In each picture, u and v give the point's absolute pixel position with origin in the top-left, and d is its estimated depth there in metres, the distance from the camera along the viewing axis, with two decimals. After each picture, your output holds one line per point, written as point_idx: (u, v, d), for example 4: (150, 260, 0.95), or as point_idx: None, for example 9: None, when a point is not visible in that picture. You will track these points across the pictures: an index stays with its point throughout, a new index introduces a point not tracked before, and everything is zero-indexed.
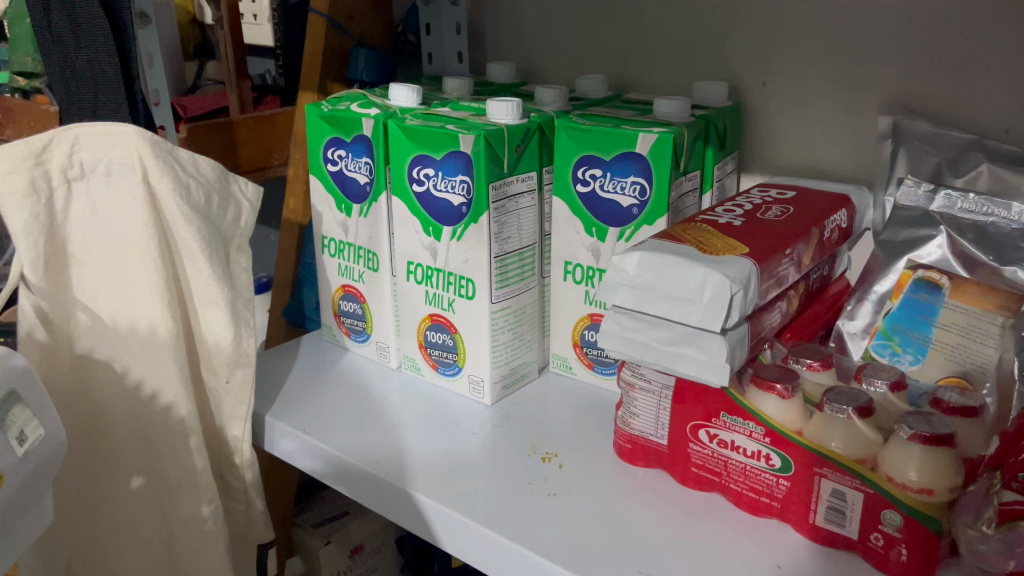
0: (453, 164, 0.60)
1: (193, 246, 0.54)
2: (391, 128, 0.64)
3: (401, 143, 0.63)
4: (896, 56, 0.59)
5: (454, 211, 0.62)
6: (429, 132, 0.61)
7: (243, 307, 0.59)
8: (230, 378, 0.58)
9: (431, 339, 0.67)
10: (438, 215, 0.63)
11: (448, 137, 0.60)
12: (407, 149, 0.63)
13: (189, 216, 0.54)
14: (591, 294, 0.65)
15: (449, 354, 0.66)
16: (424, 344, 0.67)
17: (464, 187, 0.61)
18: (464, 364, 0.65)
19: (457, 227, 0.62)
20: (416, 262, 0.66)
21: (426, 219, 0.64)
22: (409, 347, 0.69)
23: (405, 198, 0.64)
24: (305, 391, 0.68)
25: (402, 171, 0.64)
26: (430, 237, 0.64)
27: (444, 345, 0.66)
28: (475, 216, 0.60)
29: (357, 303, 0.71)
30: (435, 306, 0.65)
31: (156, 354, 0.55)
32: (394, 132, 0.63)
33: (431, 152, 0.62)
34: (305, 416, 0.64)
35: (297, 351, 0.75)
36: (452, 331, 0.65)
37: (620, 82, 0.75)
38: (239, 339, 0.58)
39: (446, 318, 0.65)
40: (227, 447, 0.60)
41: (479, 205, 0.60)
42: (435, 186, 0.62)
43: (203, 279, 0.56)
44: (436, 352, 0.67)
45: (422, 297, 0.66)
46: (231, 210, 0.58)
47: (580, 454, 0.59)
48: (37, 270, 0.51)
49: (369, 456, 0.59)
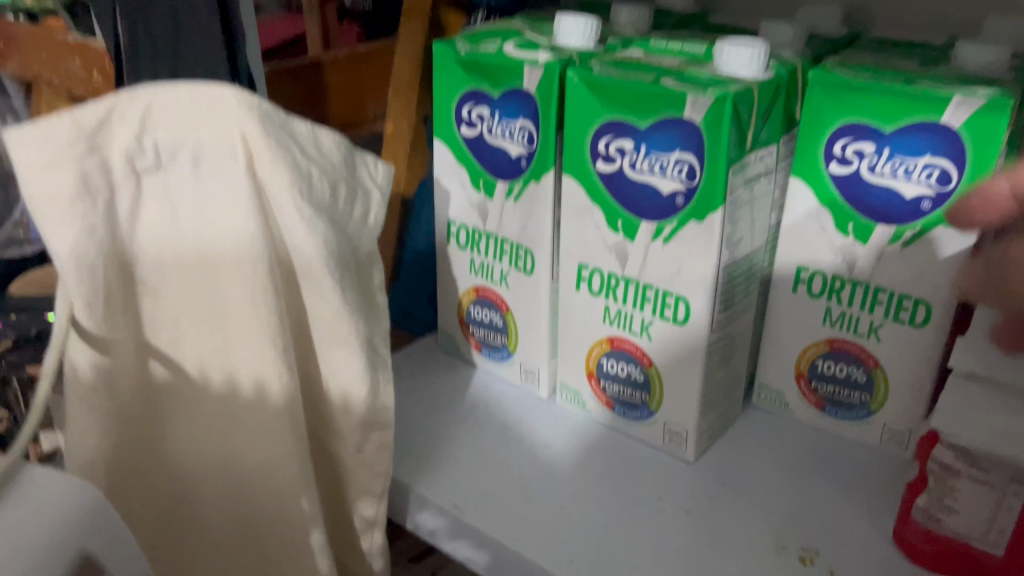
0: (670, 137, 0.42)
1: (319, 266, 0.37)
2: (570, 80, 0.44)
3: (583, 103, 0.44)
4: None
5: (663, 201, 0.43)
6: (635, 90, 0.42)
7: (381, 345, 0.41)
8: (363, 445, 0.41)
9: (608, 369, 0.50)
10: (635, 205, 0.44)
11: (667, 97, 0.41)
12: (595, 113, 0.44)
13: (313, 222, 0.37)
14: (833, 313, 0.47)
15: (638, 393, 0.49)
16: (596, 375, 0.50)
17: (683, 170, 0.42)
18: (659, 409, 0.48)
19: (665, 223, 0.43)
20: (595, 267, 0.48)
21: (614, 210, 0.45)
22: (572, 376, 0.52)
23: (586, 180, 0.46)
24: (435, 432, 0.51)
25: (583, 142, 0.45)
26: (621, 234, 0.46)
27: (630, 380, 0.49)
28: (700, 214, 0.42)
29: (496, 312, 0.54)
30: (619, 328, 0.48)
31: (266, 422, 0.38)
32: (574, 87, 0.44)
33: (633, 118, 0.42)
34: (448, 477, 0.47)
35: (414, 365, 0.58)
36: (644, 365, 0.48)
37: (849, 15, 0.55)
38: (375, 393, 0.40)
39: (633, 345, 0.48)
40: (354, 528, 0.44)
41: (709, 201, 0.41)
42: (633, 165, 0.43)
43: (329, 312, 0.38)
44: (615, 388, 0.50)
45: (598, 314, 0.49)
46: (359, 205, 0.40)
47: (842, 546, 0.42)
48: (94, 311, 0.34)
49: (552, 550, 0.42)
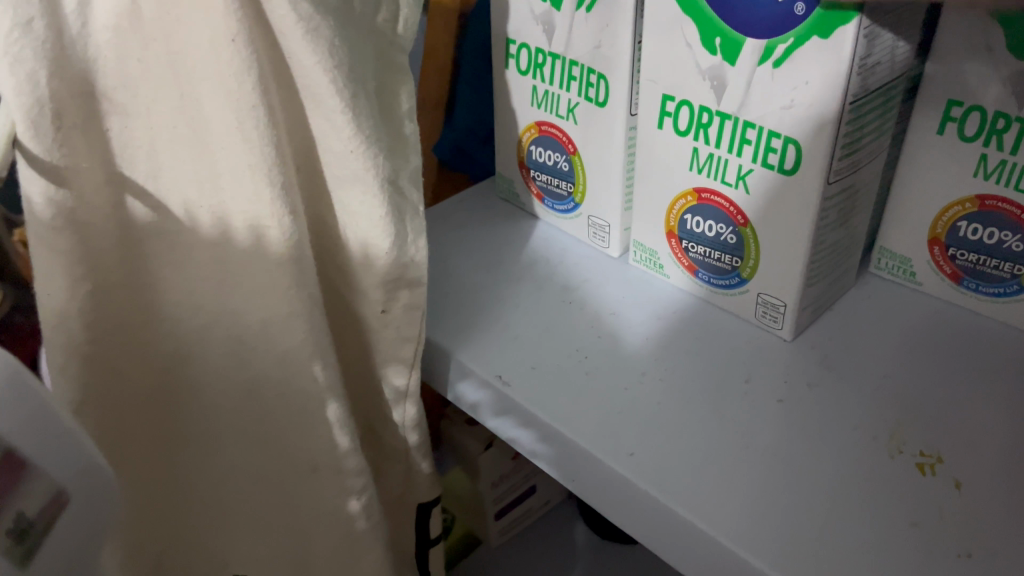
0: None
1: (323, 82, 0.29)
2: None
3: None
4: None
5: (776, 10, 0.32)
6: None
7: (409, 186, 0.34)
8: (389, 305, 0.35)
9: (691, 227, 0.41)
10: (739, 16, 0.34)
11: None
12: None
13: (316, 25, 0.28)
14: (988, 162, 0.36)
15: (727, 257, 0.40)
16: (678, 234, 0.42)
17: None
18: (752, 277, 0.40)
19: (777, 42, 0.33)
20: (683, 100, 0.38)
21: (711, 24, 0.35)
22: (648, 233, 0.43)
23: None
24: (485, 292, 0.44)
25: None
26: (717, 56, 0.35)
27: (717, 241, 0.40)
28: (826, 28, 0.31)
29: (561, 154, 0.45)
30: (709, 178, 0.39)
31: (266, 275, 0.32)
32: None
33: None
34: (496, 344, 0.41)
35: (468, 214, 0.51)
36: (738, 223, 0.39)
37: None
38: (402, 244, 0.33)
39: (724, 199, 0.38)
40: (383, 397, 0.38)
41: (844, 9, 0.30)
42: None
43: (338, 142, 0.30)
44: (699, 249, 0.41)
45: (683, 159, 0.39)
46: (380, 5, 0.32)
47: (974, 452, 0.34)
48: (42, 133, 0.27)
49: (612, 439, 0.35)
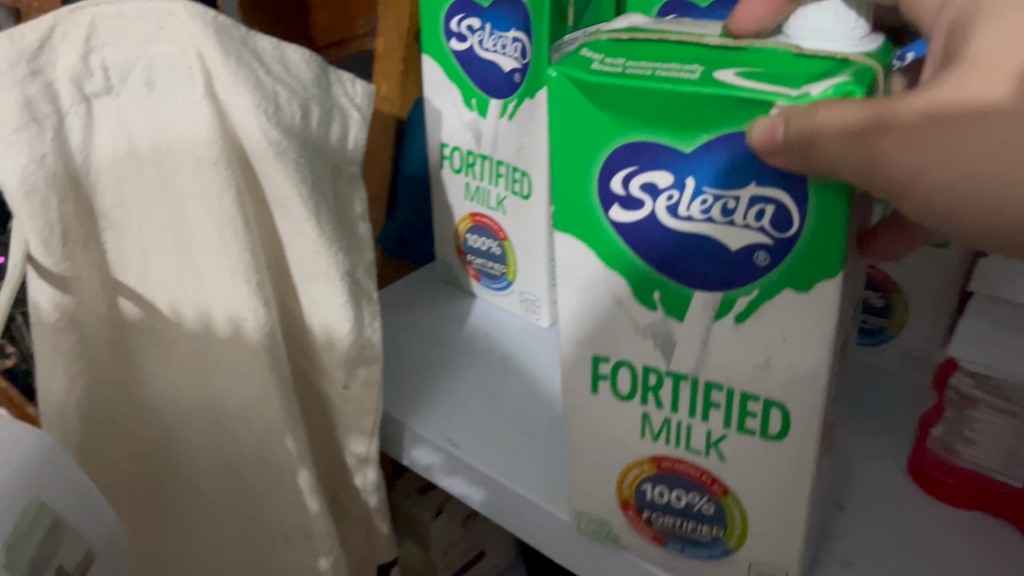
0: (739, 160, 0.24)
1: (291, 195, 0.35)
2: (564, 80, 0.26)
3: (591, 114, 0.26)
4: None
5: (733, 266, 0.25)
6: (671, 101, 0.24)
7: (364, 277, 0.39)
8: (350, 381, 0.40)
9: (650, 495, 0.32)
10: (678, 268, 0.26)
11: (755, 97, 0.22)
12: (613, 128, 0.26)
13: (284, 148, 0.34)
14: None
15: (704, 527, 0.32)
16: (635, 505, 0.33)
17: (764, 210, 0.24)
18: (741, 547, 0.31)
19: (735, 295, 0.26)
20: (621, 359, 0.30)
21: (646, 279, 0.28)
22: (596, 500, 0.34)
23: (599, 236, 0.28)
24: (432, 367, 0.49)
25: (595, 180, 0.27)
26: (659, 311, 0.28)
27: (687, 511, 0.32)
28: (802, 283, 0.25)
29: (494, 240, 0.51)
30: (667, 445, 0.31)
31: (243, 360, 0.36)
32: (571, 91, 0.26)
33: (672, 140, 0.24)
34: (445, 412, 0.46)
35: (413, 297, 0.56)
36: (713, 492, 0.31)
37: None
38: (360, 326, 0.39)
39: (692, 466, 0.31)
40: (346, 464, 0.43)
41: (830, 263, 0.24)
42: (674, 211, 0.25)
43: (304, 243, 0.36)
44: (665, 519, 0.32)
45: (631, 423, 0.31)
46: (336, 127, 0.38)
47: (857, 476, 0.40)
48: (52, 248, 0.31)
49: (552, 489, 0.40)
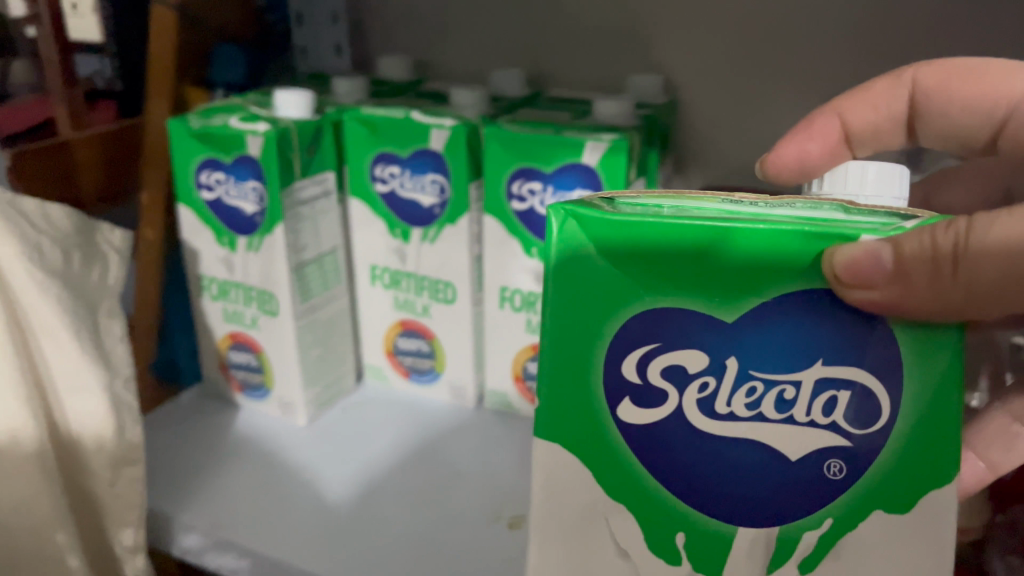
0: (785, 332, 0.29)
1: (55, 323, 0.42)
2: (576, 232, 0.29)
3: (608, 279, 0.30)
4: (857, 44, 0.55)
5: (797, 476, 0.30)
6: (717, 257, 0.29)
7: (125, 388, 0.47)
8: (116, 479, 0.46)
9: None
10: (715, 489, 0.30)
11: (801, 246, 0.28)
12: (628, 292, 0.30)
13: (47, 287, 0.42)
14: (533, 322, 0.57)
15: None
16: None
17: (836, 399, 0.29)
18: None
19: (807, 524, 0.30)
20: None
21: (675, 516, 0.31)
22: None
23: (595, 434, 0.31)
24: (201, 469, 0.56)
25: (606, 350, 0.30)
26: (684, 562, 0.31)
27: None
28: (903, 484, 0.30)
29: (252, 354, 0.60)
30: None
31: (17, 469, 0.42)
32: (587, 249, 0.29)
33: (716, 305, 0.29)
34: (214, 505, 0.53)
35: (183, 418, 0.63)
36: None
37: (534, 74, 0.66)
38: (123, 428, 0.46)
39: None
40: (117, 557, 0.48)
41: (934, 456, 0.29)
42: (713, 408, 0.30)
43: (68, 361, 0.43)
44: None
45: None
46: (97, 269, 0.47)
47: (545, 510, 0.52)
48: None
49: (302, 551, 0.49)
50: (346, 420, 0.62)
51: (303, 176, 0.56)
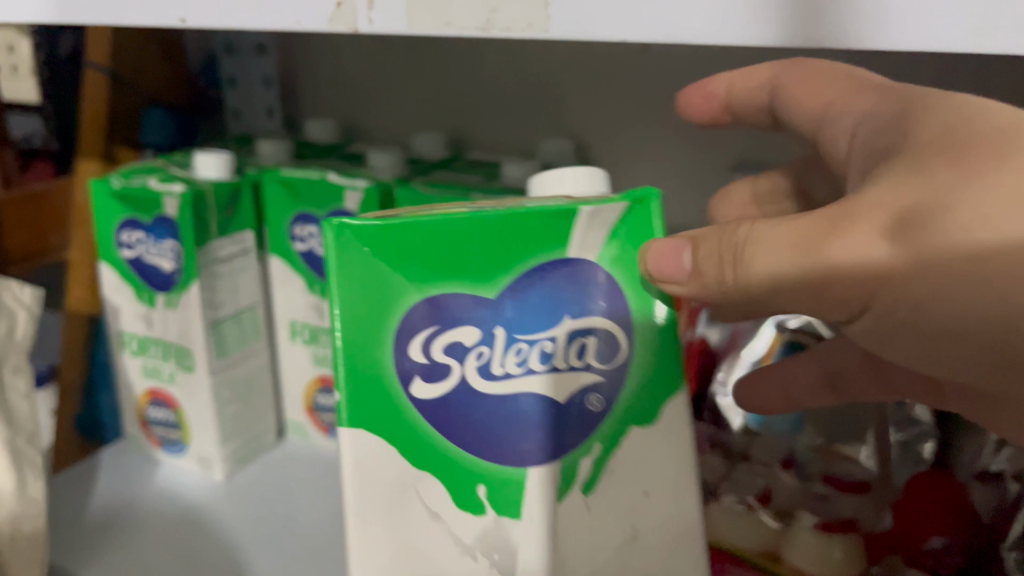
0: (541, 297, 0.32)
1: None
2: (350, 244, 0.30)
3: (386, 274, 0.30)
4: None
5: (565, 419, 0.32)
6: (477, 242, 0.31)
7: (26, 445, 0.47)
8: (15, 535, 0.46)
9: None
10: (494, 442, 0.32)
11: (547, 226, 0.32)
12: (401, 286, 0.31)
13: None
14: None
15: None
16: None
17: (585, 346, 0.32)
18: None
19: (576, 461, 0.32)
20: None
21: (468, 470, 0.32)
22: None
23: (393, 425, 0.31)
24: (113, 532, 0.57)
25: (393, 344, 0.31)
26: (489, 513, 0.32)
27: None
28: (648, 402, 0.33)
29: (169, 411, 0.61)
30: None
31: None
32: (364, 258, 0.30)
33: (476, 285, 0.31)
34: (122, 564, 0.53)
35: (102, 478, 0.63)
36: None
37: (455, 135, 0.69)
38: (23, 487, 0.46)
39: None
40: None
41: (670, 372, 0.34)
42: (489, 371, 0.31)
43: None
44: None
45: None
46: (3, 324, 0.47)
47: None
48: None
49: None
50: (262, 478, 0.62)
51: (220, 236, 0.57)
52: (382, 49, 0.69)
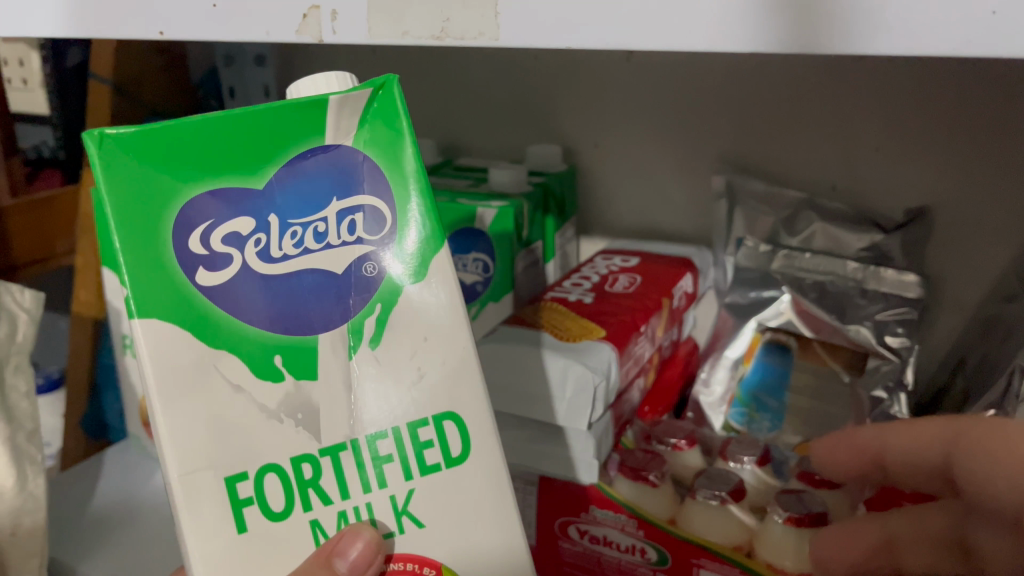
0: (312, 181, 0.31)
1: None
2: (114, 155, 0.29)
3: (151, 173, 0.29)
4: (735, 113, 0.58)
5: (346, 289, 0.32)
6: (243, 129, 0.30)
7: (26, 443, 0.49)
8: (14, 529, 0.47)
9: None
10: (279, 315, 0.31)
11: (306, 115, 0.31)
12: (170, 182, 0.29)
13: None
14: None
15: None
16: None
17: (354, 222, 0.32)
18: None
19: (362, 321, 0.32)
20: (263, 466, 0.30)
21: (261, 344, 0.31)
22: None
23: (182, 312, 0.30)
24: (114, 528, 0.58)
25: (170, 237, 0.30)
26: (287, 379, 0.31)
27: None
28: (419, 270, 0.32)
29: None
30: None
31: None
32: (130, 167, 0.29)
33: (249, 176, 0.30)
34: (119, 559, 0.55)
35: (105, 478, 0.65)
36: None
37: (448, 142, 0.71)
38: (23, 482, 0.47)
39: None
40: None
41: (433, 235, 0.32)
42: (267, 255, 0.30)
43: None
44: None
45: None
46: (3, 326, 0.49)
47: None
48: None
49: None
50: None
51: None
52: (376, 59, 0.71)
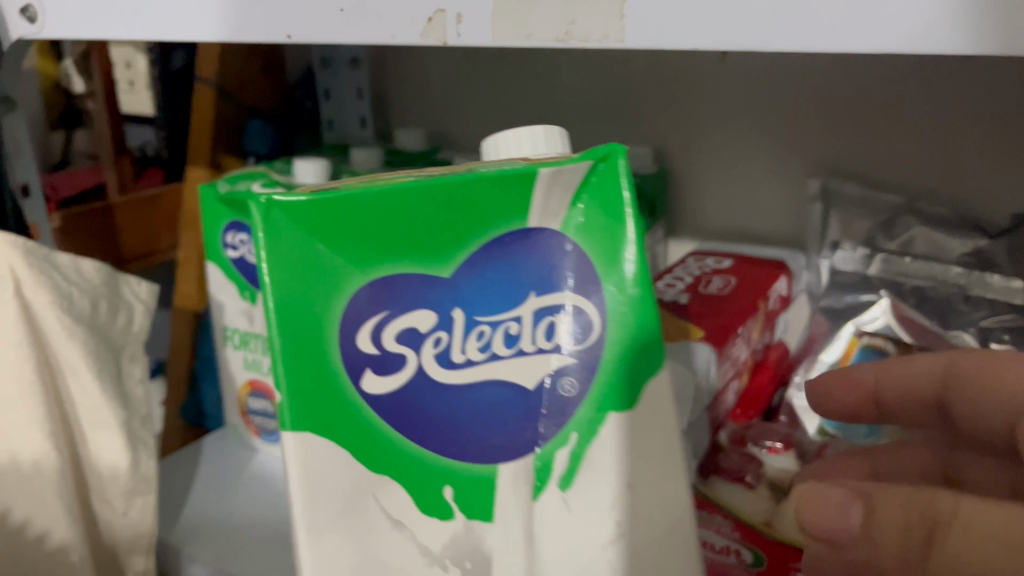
0: (502, 282, 0.34)
1: (82, 364, 0.46)
2: (283, 220, 0.32)
3: (322, 257, 0.33)
4: (833, 115, 0.58)
5: (533, 406, 0.35)
6: (422, 217, 0.33)
7: (140, 426, 0.51)
8: (128, 508, 0.50)
9: None
10: (471, 437, 0.34)
11: (505, 195, 0.33)
12: (342, 268, 0.33)
13: (75, 331, 0.45)
14: None
15: None
16: None
17: (553, 327, 0.35)
18: None
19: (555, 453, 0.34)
20: None
21: (440, 474, 0.34)
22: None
23: (340, 403, 0.33)
24: (214, 513, 0.61)
25: (337, 321, 0.33)
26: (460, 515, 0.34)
27: None
28: (624, 385, 0.34)
29: (268, 401, 0.65)
30: None
31: (39, 493, 0.44)
32: (301, 237, 0.32)
33: (432, 266, 0.34)
34: (222, 542, 0.57)
35: (205, 465, 0.67)
36: None
37: None
38: (137, 464, 0.49)
39: None
40: None
41: (643, 356, 0.34)
42: (448, 359, 0.34)
43: (93, 401, 0.47)
44: None
45: None
46: (121, 316, 0.51)
47: None
48: None
49: None
50: None
51: None
52: (468, 63, 0.73)
